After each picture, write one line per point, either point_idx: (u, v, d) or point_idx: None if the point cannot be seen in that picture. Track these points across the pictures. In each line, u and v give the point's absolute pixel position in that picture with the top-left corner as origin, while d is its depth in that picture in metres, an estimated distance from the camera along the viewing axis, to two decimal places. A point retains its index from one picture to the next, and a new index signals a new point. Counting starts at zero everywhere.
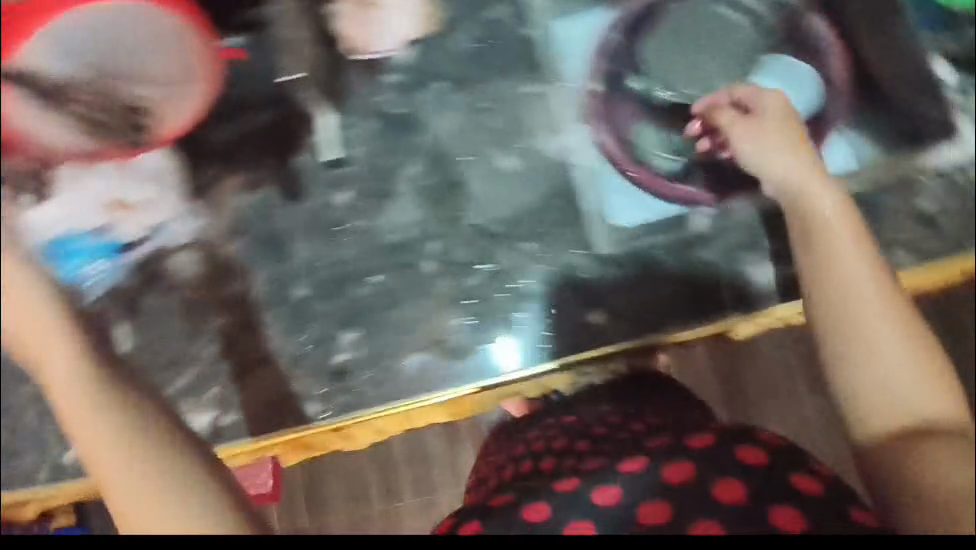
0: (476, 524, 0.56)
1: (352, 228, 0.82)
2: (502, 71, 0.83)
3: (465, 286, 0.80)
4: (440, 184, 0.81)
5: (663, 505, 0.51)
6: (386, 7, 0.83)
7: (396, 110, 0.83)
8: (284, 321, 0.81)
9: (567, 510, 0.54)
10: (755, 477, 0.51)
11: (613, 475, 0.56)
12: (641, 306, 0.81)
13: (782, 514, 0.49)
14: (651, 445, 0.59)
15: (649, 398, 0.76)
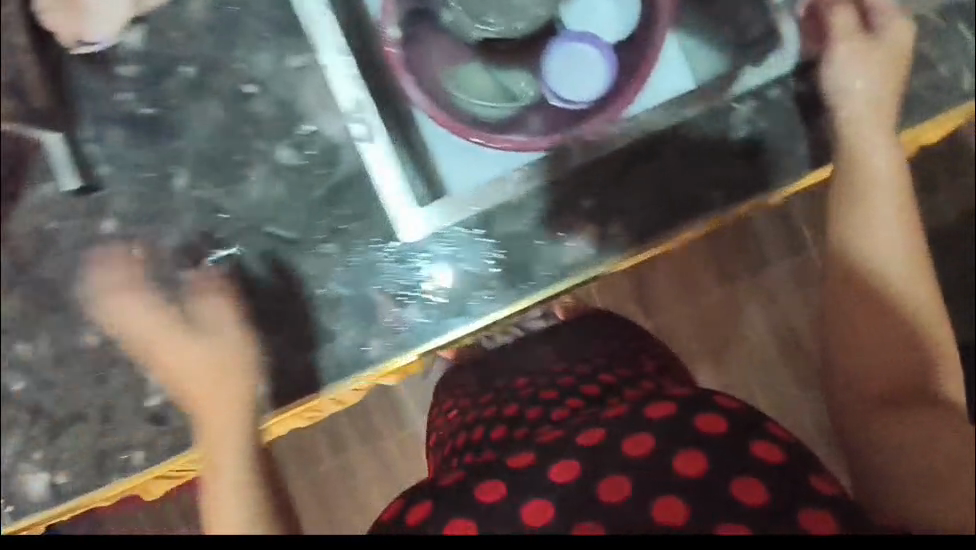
0: (426, 504, 0.54)
1: (129, 258, 0.71)
2: (255, 46, 0.68)
3: (268, 304, 0.70)
4: (214, 192, 0.69)
5: (623, 479, 0.51)
6: (99, 13, 0.68)
7: (143, 109, 0.69)
8: (86, 381, 0.74)
9: (525, 487, 0.52)
10: (743, 426, 0.52)
11: (571, 447, 0.54)
12: (459, 294, 0.70)
13: (742, 484, 0.48)
14: (606, 413, 0.57)
15: (614, 357, 0.82)
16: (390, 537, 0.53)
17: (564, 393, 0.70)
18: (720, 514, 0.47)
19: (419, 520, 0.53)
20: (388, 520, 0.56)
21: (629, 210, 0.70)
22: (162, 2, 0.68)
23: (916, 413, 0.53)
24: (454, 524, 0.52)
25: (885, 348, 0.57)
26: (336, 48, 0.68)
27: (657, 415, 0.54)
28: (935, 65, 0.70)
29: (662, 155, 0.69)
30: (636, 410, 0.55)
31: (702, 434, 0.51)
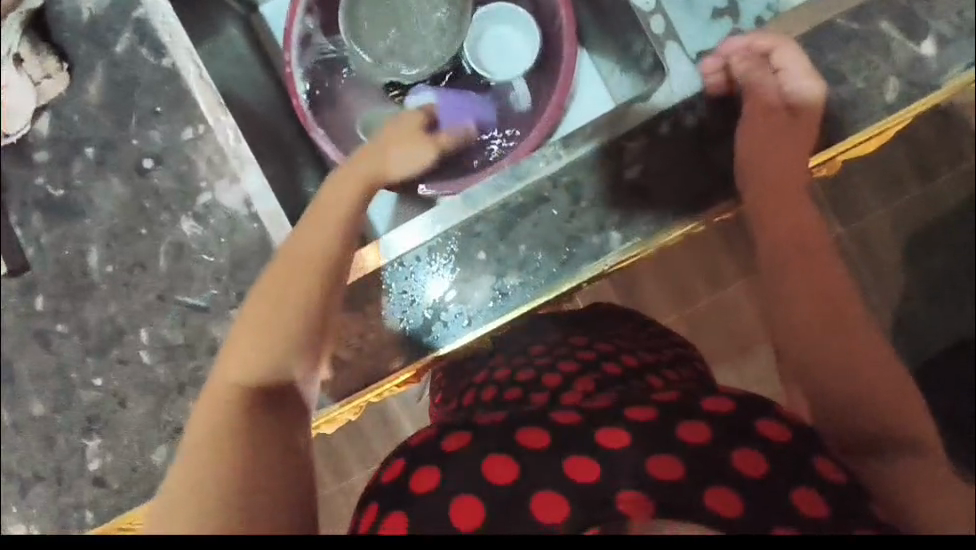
0: (467, 435, 0.53)
1: (59, 332, 0.75)
2: (145, 126, 0.71)
3: (187, 370, 0.72)
4: (125, 266, 0.72)
5: (672, 459, 0.49)
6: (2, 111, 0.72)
7: (56, 191, 0.73)
8: (37, 444, 0.77)
9: (566, 443, 0.51)
10: (801, 438, 0.52)
11: (620, 418, 0.52)
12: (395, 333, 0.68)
13: (800, 494, 0.47)
14: (656, 397, 0.56)
15: (637, 338, 0.79)
16: (430, 463, 0.52)
17: (583, 364, 0.68)
18: (777, 517, 0.46)
19: (459, 448, 0.52)
20: (417, 448, 0.55)
21: (527, 259, 0.67)
22: (63, 88, 0.72)
23: (897, 414, 0.53)
24: (493, 458, 0.51)
25: (861, 350, 0.56)
26: (225, 121, 0.70)
27: (716, 412, 0.53)
28: (848, 79, 0.63)
29: (554, 201, 0.66)
30: (687, 401, 0.55)
31: (763, 437, 0.51)
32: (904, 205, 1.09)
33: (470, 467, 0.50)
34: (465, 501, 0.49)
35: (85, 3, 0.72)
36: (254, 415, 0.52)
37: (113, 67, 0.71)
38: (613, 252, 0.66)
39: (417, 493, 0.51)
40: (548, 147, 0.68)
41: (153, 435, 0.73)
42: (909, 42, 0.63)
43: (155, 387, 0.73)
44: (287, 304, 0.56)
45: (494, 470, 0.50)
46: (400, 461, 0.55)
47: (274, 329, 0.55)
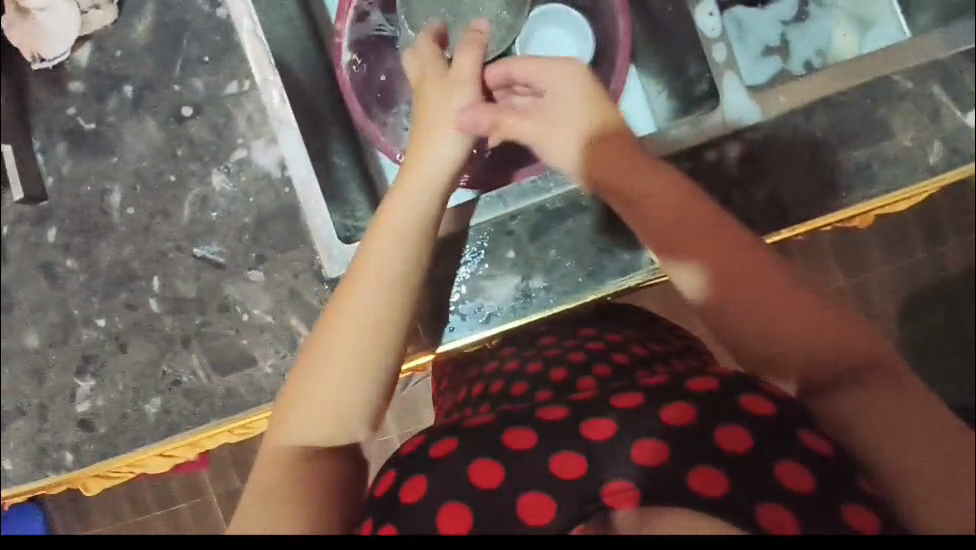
0: (453, 441, 0.51)
1: (68, 267, 0.74)
2: (188, 73, 0.70)
3: (194, 325, 0.71)
4: (147, 211, 0.71)
5: (658, 442, 0.47)
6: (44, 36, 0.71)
7: (86, 124, 0.72)
8: (27, 377, 0.75)
9: (554, 436, 0.49)
10: (789, 411, 0.49)
11: (606, 407, 0.51)
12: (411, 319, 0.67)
13: (785, 468, 0.45)
14: (647, 382, 0.54)
15: (642, 331, 0.77)
16: (416, 472, 0.50)
17: (591, 357, 0.66)
18: (763, 496, 0.44)
19: (448, 453, 0.50)
20: (407, 454, 0.53)
21: (554, 263, 0.67)
22: (110, 21, 0.70)
23: (887, 396, 0.48)
24: (477, 464, 0.49)
25: (818, 351, 0.50)
26: (272, 81, 0.69)
27: (700, 390, 0.51)
28: (896, 135, 0.64)
29: (591, 211, 0.67)
30: (676, 383, 0.52)
31: (748, 412, 0.48)
32: (915, 265, 1.11)
33: (458, 472, 0.49)
34: (452, 508, 0.47)
35: None
36: (319, 476, 0.50)
37: (164, 9, 0.70)
38: (639, 272, 0.66)
39: (406, 503, 0.49)
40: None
41: (149, 385, 0.72)
42: (957, 108, 0.64)
43: (159, 337, 0.71)
44: (348, 369, 0.53)
45: (481, 474, 0.48)
46: (392, 470, 0.52)
47: (338, 389, 0.52)
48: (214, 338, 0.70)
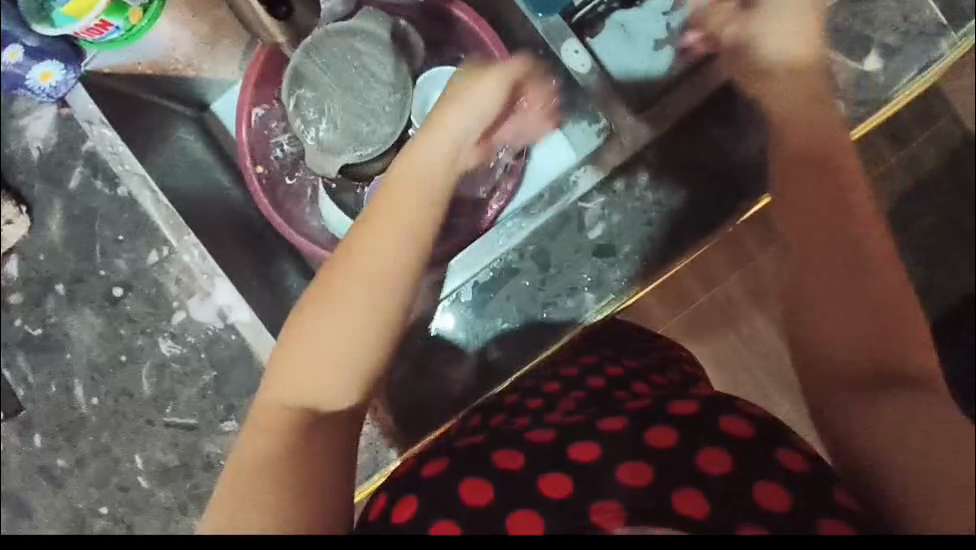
0: (445, 461, 0.51)
1: (61, 467, 0.75)
2: (109, 255, 0.72)
3: (186, 489, 0.72)
4: (111, 395, 0.72)
5: (645, 466, 0.46)
6: None
7: (34, 330, 0.74)
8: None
9: (540, 464, 0.48)
10: (766, 434, 0.48)
11: (594, 431, 0.50)
12: (394, 419, 0.69)
13: (763, 491, 0.44)
14: (629, 405, 0.53)
15: (623, 342, 0.72)
16: (409, 491, 0.50)
17: (566, 384, 0.60)
18: (739, 515, 0.43)
19: (439, 472, 0.50)
20: (401, 478, 0.53)
21: (506, 330, 0.68)
22: (26, 230, 0.73)
23: (914, 414, 0.46)
24: (470, 481, 0.48)
25: (887, 354, 0.49)
26: (187, 240, 0.70)
27: (684, 413, 0.50)
28: None
29: (523, 271, 0.67)
30: (659, 407, 0.51)
31: (725, 435, 0.48)
32: None
33: (450, 498, 0.48)
34: (444, 525, 0.46)
35: (34, 143, 0.74)
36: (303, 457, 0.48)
37: (71, 203, 0.73)
38: (588, 317, 0.67)
39: (397, 522, 0.48)
40: (511, 217, 0.68)
41: None
42: (852, 60, 0.62)
43: (159, 509, 0.73)
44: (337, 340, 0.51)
45: (470, 492, 0.47)
46: (384, 495, 0.52)
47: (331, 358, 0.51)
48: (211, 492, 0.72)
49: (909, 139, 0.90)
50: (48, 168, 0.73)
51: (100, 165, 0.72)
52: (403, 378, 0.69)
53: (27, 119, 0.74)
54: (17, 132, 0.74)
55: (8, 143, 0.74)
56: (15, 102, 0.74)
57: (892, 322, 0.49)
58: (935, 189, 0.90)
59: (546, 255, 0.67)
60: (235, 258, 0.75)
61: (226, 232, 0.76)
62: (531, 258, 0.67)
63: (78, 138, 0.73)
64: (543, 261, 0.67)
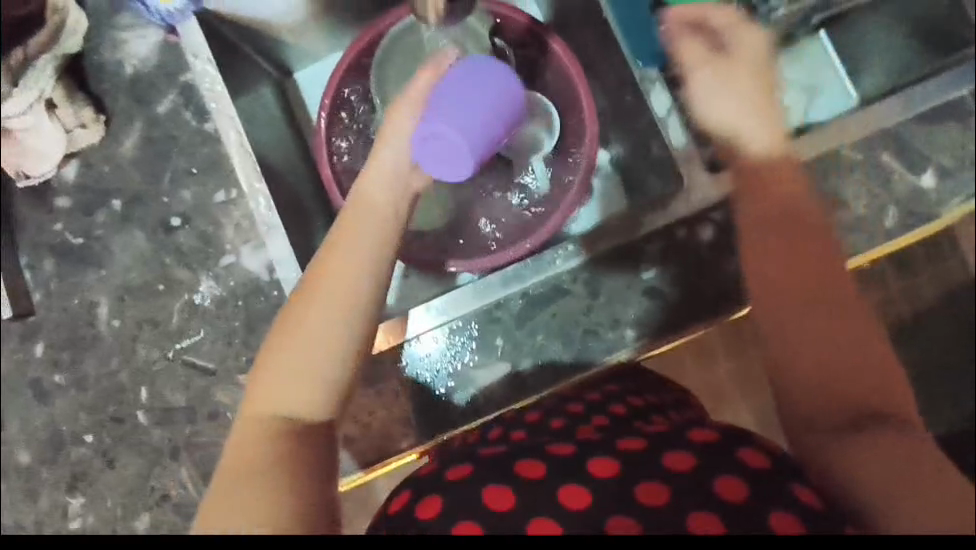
0: (468, 467, 0.51)
1: (56, 383, 0.73)
2: (174, 184, 0.73)
3: (183, 435, 0.70)
4: (135, 321, 0.72)
5: (660, 485, 0.46)
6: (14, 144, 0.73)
7: (74, 239, 0.74)
8: (18, 496, 0.72)
9: (559, 473, 0.48)
10: (785, 466, 0.48)
11: (611, 448, 0.50)
12: (418, 409, 0.70)
13: (779, 521, 0.44)
14: (648, 429, 0.54)
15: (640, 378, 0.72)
16: (429, 491, 0.50)
17: (589, 409, 0.61)
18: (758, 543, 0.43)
19: (462, 476, 0.50)
20: (421, 477, 0.53)
21: (544, 349, 0.70)
22: (97, 139, 0.74)
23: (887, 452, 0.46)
24: (491, 487, 0.48)
25: (855, 396, 0.49)
26: (258, 188, 0.70)
27: (702, 440, 0.51)
28: (851, 204, 0.68)
29: (573, 294, 0.70)
30: (675, 432, 0.52)
31: (744, 464, 0.47)
32: None
33: (469, 502, 0.48)
34: (466, 527, 0.46)
35: (131, 60, 0.75)
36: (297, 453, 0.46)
37: (153, 126, 0.74)
38: (626, 353, 0.69)
39: (423, 519, 0.48)
40: (554, 247, 0.70)
41: (143, 495, 0.70)
42: (911, 174, 0.68)
43: (148, 449, 0.71)
44: (323, 344, 0.49)
45: (494, 497, 0.47)
46: (406, 489, 0.52)
47: (292, 370, 0.49)
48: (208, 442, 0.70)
49: (938, 261, 0.95)
50: (135, 88, 0.74)
51: (192, 99, 0.74)
52: (432, 371, 0.70)
53: (129, 35, 0.75)
54: (114, 45, 0.75)
55: (101, 52, 0.75)
56: (119, 14, 0.75)
57: (843, 361, 0.50)
58: (953, 312, 0.94)
59: (594, 283, 0.70)
60: (295, 218, 0.75)
61: (293, 192, 0.77)
62: (581, 283, 0.70)
63: (175, 67, 0.74)
64: (590, 289, 0.70)
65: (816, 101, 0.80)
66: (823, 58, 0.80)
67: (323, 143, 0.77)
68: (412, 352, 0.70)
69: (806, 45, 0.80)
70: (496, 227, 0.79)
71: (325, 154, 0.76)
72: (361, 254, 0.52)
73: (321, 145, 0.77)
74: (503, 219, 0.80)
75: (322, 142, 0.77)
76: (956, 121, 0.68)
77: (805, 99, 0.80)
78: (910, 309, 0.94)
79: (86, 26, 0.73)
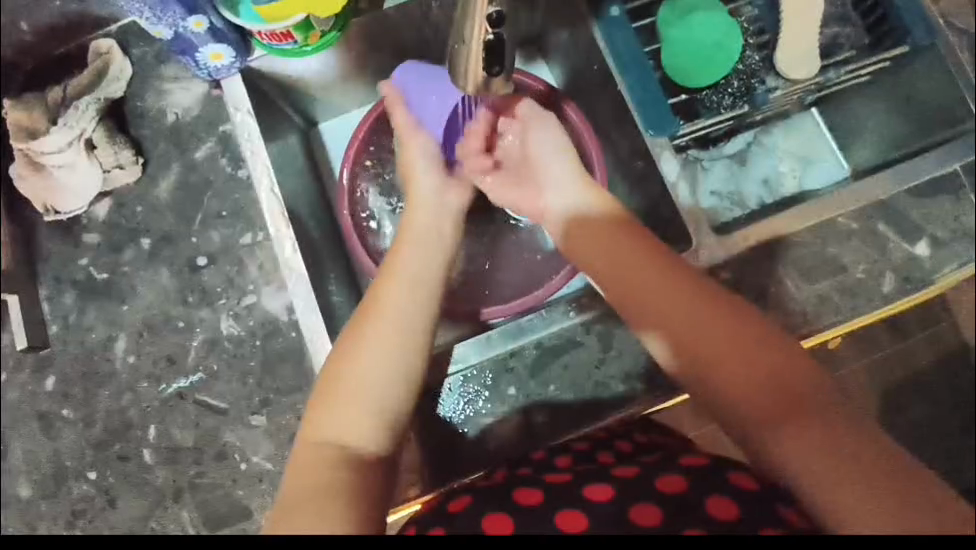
0: (467, 498, 0.52)
1: (63, 417, 0.73)
2: (203, 226, 0.77)
3: (187, 475, 0.70)
4: (152, 357, 0.73)
5: (655, 508, 0.47)
6: (45, 181, 0.76)
7: (99, 274, 0.76)
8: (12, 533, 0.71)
9: (555, 500, 0.49)
10: (773, 489, 0.49)
11: (606, 475, 0.51)
12: (428, 454, 0.70)
13: (768, 535, 0.45)
14: (643, 457, 0.54)
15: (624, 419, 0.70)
16: (431, 526, 0.50)
17: (594, 444, 0.60)
18: None
19: (463, 506, 0.51)
20: (425, 514, 0.53)
21: (554, 398, 0.71)
22: (133, 178, 0.77)
23: (851, 467, 0.46)
24: (489, 516, 0.49)
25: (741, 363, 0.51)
26: (285, 232, 0.70)
27: (694, 465, 0.51)
28: (850, 269, 0.72)
29: (585, 346, 0.72)
30: (669, 459, 0.53)
31: (735, 487, 0.48)
32: None
33: (469, 528, 0.49)
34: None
35: (172, 108, 0.79)
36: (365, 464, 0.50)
37: (188, 171, 0.78)
38: (636, 405, 0.70)
39: None
40: (567, 300, 0.73)
41: (143, 534, 0.70)
42: (906, 243, 0.72)
43: (152, 489, 0.70)
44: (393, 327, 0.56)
45: (492, 524, 0.49)
46: (410, 527, 0.52)
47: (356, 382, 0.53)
48: (215, 481, 0.70)
49: (936, 323, 0.97)
50: (173, 134, 0.79)
51: (226, 147, 0.78)
52: (446, 417, 0.70)
53: (173, 86, 0.79)
54: (158, 93, 0.79)
55: (144, 99, 0.79)
56: (164, 66, 0.79)
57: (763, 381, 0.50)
58: (950, 378, 0.96)
59: (606, 336, 0.72)
60: (319, 261, 0.78)
61: (316, 237, 0.80)
62: (593, 335, 0.72)
63: (214, 117, 0.79)
64: (601, 341, 0.72)
65: (802, 172, 0.87)
66: (810, 134, 0.88)
67: (344, 191, 0.79)
68: (425, 398, 0.70)
69: (795, 121, 0.88)
70: (511, 275, 0.81)
71: (348, 203, 0.79)
72: (414, 267, 0.61)
73: (342, 190, 0.79)
74: (517, 268, 0.81)
75: (344, 189, 0.79)
76: (948, 195, 0.72)
77: (793, 170, 0.87)
78: (910, 371, 0.96)
79: (130, 74, 0.78)
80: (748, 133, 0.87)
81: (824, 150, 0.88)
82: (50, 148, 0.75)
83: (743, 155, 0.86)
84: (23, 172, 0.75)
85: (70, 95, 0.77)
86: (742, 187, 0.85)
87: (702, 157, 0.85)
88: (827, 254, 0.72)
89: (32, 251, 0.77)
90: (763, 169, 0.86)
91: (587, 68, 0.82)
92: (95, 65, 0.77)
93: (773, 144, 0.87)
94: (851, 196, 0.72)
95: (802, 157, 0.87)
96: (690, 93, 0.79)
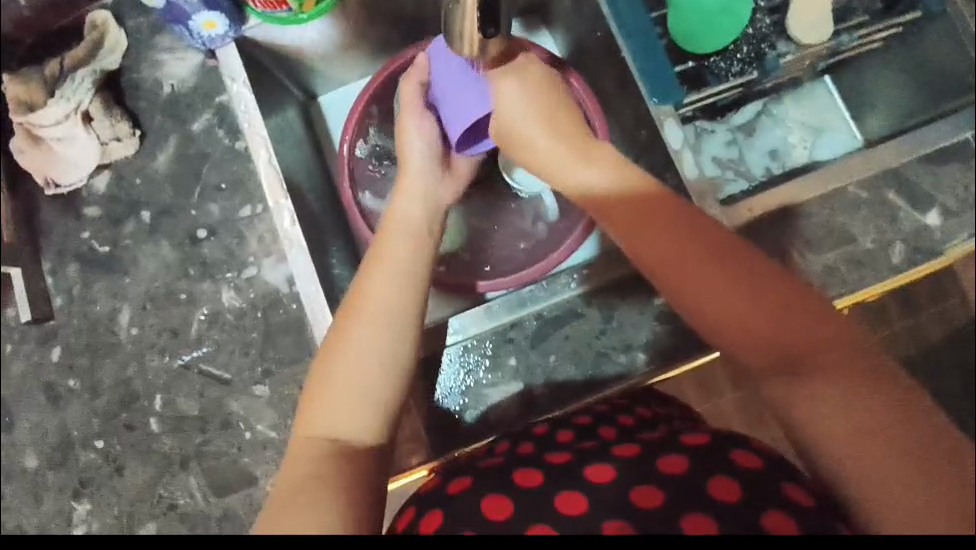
0: (467, 479, 0.52)
1: (70, 387, 0.74)
2: (202, 198, 0.76)
3: (193, 443, 0.72)
4: (155, 329, 0.74)
5: (654, 489, 0.47)
6: (43, 156, 0.75)
7: (101, 247, 0.76)
8: (25, 498, 0.74)
9: (554, 481, 0.49)
10: (775, 468, 0.48)
11: (607, 454, 0.51)
12: (429, 424, 0.70)
13: (773, 519, 0.44)
14: (644, 435, 0.54)
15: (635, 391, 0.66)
16: (434, 507, 0.50)
17: (597, 418, 0.59)
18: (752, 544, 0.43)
19: (462, 489, 0.51)
20: (425, 494, 0.53)
21: (555, 369, 0.71)
22: (131, 151, 0.77)
23: (880, 449, 0.44)
24: (488, 497, 0.49)
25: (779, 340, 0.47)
26: (283, 204, 0.70)
27: (698, 444, 0.50)
28: (858, 239, 0.71)
29: (586, 317, 0.71)
30: (670, 437, 0.52)
31: (738, 466, 0.48)
32: None
33: (470, 510, 0.49)
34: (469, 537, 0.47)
35: (169, 80, 0.78)
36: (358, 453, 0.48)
37: (186, 144, 0.78)
38: (637, 376, 0.70)
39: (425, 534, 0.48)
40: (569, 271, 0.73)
41: (151, 501, 0.72)
42: (916, 213, 0.71)
43: (158, 456, 0.72)
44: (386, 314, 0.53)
45: (493, 507, 0.48)
46: (410, 508, 0.52)
47: (351, 370, 0.50)
48: (220, 448, 0.71)
49: (948, 295, 0.96)
50: (170, 107, 0.78)
51: (223, 118, 0.78)
52: (446, 388, 0.70)
53: (168, 57, 0.78)
54: (153, 65, 0.78)
55: (140, 71, 0.78)
56: (159, 36, 0.78)
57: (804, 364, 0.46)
58: (960, 350, 0.95)
59: (608, 308, 0.72)
60: (320, 233, 0.78)
61: (316, 208, 0.79)
62: (595, 307, 0.72)
63: (211, 88, 0.78)
64: (602, 313, 0.72)
65: (813, 142, 0.85)
66: (822, 102, 0.85)
67: (344, 161, 0.78)
68: (426, 370, 0.70)
69: (807, 89, 0.85)
70: (513, 246, 0.80)
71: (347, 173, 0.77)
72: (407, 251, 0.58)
73: (341, 161, 0.78)
74: (519, 239, 0.80)
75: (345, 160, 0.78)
76: (959, 163, 0.71)
77: (802, 139, 0.85)
78: (920, 343, 0.95)
79: (124, 45, 0.77)
80: (756, 102, 0.84)
81: (837, 119, 0.85)
82: (49, 121, 0.74)
83: (750, 124, 0.85)
84: (22, 146, 0.75)
85: (65, 66, 0.76)
86: (749, 157, 0.84)
87: (707, 126, 0.84)
88: (835, 224, 0.71)
89: (32, 224, 0.77)
90: (771, 139, 0.84)
91: (591, 36, 0.79)
92: (90, 36, 0.76)
93: (782, 113, 0.85)
94: (860, 165, 0.70)
95: (813, 127, 0.85)
96: (697, 60, 0.76)
